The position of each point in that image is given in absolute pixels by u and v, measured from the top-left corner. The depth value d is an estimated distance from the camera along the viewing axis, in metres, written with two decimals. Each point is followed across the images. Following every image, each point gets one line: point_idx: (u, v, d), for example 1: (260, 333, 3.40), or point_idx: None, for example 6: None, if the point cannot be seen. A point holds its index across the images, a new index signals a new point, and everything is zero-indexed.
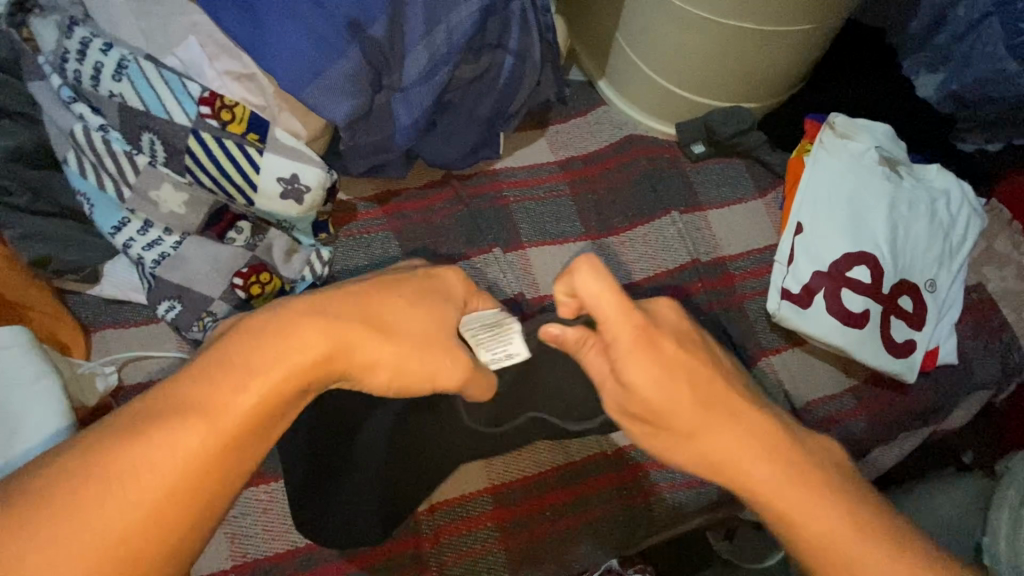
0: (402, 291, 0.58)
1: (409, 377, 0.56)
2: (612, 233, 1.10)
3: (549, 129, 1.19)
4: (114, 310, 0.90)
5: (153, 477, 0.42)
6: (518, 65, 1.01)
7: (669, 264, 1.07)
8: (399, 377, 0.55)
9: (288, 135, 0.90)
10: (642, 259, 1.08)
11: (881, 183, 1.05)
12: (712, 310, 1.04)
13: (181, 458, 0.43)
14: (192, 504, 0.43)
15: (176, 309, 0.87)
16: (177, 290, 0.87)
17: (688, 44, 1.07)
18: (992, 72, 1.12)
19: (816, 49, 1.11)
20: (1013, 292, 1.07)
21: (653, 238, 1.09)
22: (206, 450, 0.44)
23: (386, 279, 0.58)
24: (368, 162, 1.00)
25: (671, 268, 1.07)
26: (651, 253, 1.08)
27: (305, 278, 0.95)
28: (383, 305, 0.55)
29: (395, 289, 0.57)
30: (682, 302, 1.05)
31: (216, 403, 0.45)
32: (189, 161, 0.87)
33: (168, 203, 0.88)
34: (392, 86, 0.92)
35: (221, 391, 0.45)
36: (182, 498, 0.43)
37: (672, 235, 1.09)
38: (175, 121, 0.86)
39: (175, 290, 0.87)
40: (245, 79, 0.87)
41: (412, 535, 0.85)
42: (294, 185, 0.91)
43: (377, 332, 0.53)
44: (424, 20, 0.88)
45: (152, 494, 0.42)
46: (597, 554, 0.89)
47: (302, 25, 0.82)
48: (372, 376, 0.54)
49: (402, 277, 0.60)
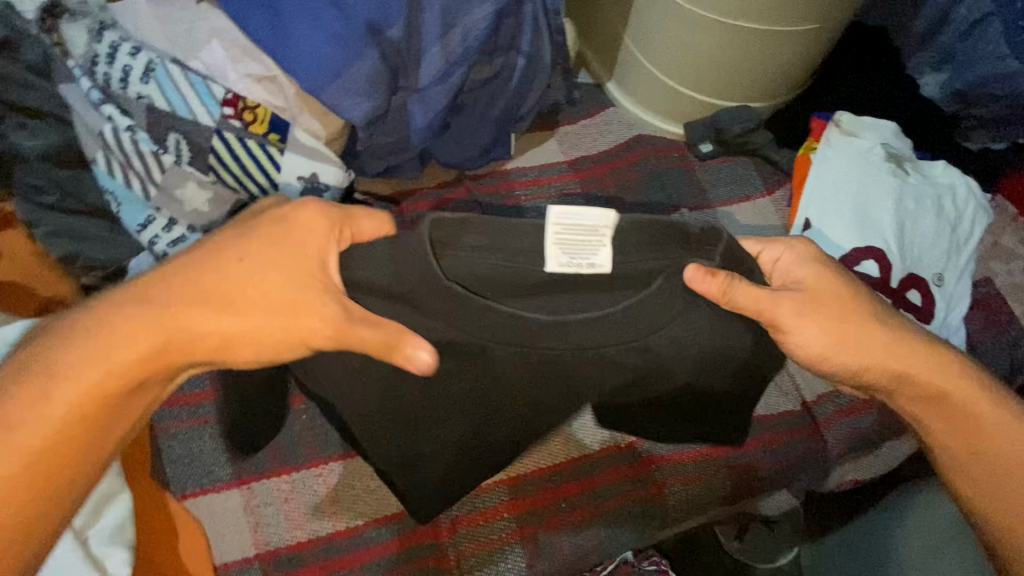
0: (251, 246, 0.59)
1: (280, 338, 0.58)
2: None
3: (559, 129, 1.21)
4: None
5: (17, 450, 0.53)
6: (529, 66, 1.03)
7: None
8: (259, 348, 0.59)
9: (307, 135, 0.92)
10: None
11: (887, 178, 1.06)
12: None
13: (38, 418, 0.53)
14: (47, 476, 0.55)
15: None
16: None
17: (696, 45, 1.09)
18: (993, 70, 1.14)
19: (821, 49, 1.13)
20: (1021, 286, 1.08)
21: None
22: (42, 441, 0.54)
23: (235, 234, 0.60)
24: (383, 161, 1.03)
25: None
26: None
27: None
28: (233, 276, 0.58)
29: (244, 245, 0.59)
30: None
31: (23, 411, 0.53)
32: (213, 160, 0.90)
33: (193, 201, 0.90)
34: (408, 87, 0.94)
35: (36, 394, 0.54)
36: (34, 473, 0.54)
37: None
38: (200, 121, 0.88)
39: None
40: (267, 81, 0.89)
41: (432, 527, 0.86)
42: (313, 184, 0.94)
43: (229, 309, 0.57)
44: (440, 22, 0.90)
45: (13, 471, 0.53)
46: (611, 546, 0.90)
47: (323, 28, 0.85)
48: (240, 351, 0.59)
49: (253, 227, 0.60)
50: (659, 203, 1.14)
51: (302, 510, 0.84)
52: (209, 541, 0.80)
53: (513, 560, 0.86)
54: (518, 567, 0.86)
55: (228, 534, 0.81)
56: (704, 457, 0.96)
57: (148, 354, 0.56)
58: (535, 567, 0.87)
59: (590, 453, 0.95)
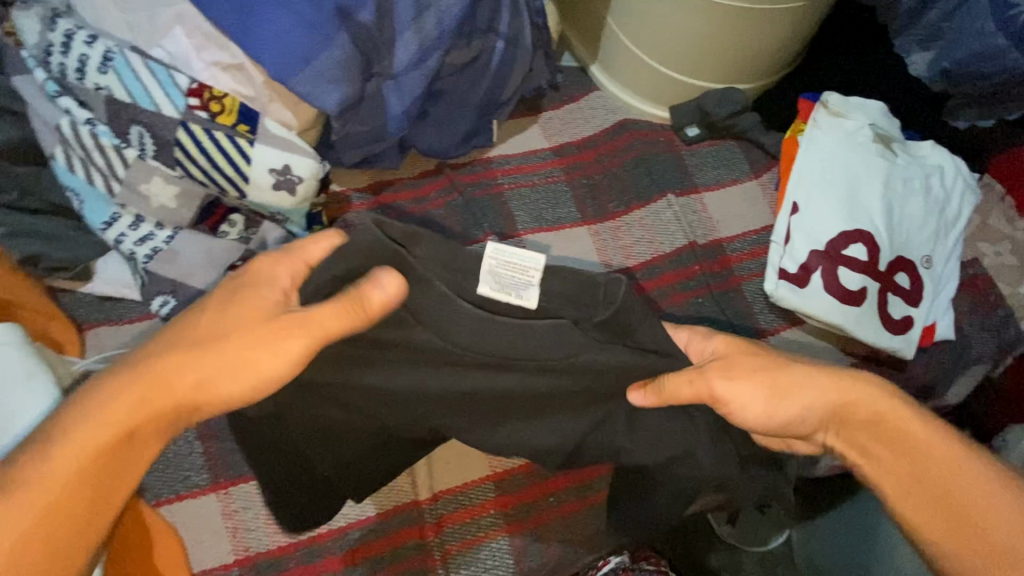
0: (203, 310, 0.58)
1: (272, 373, 0.57)
2: (607, 219, 1.09)
3: (542, 115, 1.18)
4: (108, 308, 0.89)
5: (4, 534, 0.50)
6: (509, 50, 1.00)
7: (666, 248, 1.07)
8: (258, 382, 0.57)
9: (278, 126, 0.89)
10: (638, 244, 1.07)
11: (875, 160, 1.05)
12: (710, 293, 1.04)
13: (35, 484, 0.52)
14: (49, 545, 0.52)
15: (170, 305, 0.86)
16: (171, 284, 0.86)
17: (680, 26, 1.06)
18: (982, 48, 1.11)
19: (808, 28, 1.11)
20: (1008, 266, 1.07)
21: (649, 222, 1.09)
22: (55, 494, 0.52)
23: (189, 308, 0.59)
24: (359, 152, 0.99)
25: (668, 251, 1.07)
26: (648, 237, 1.08)
27: None
28: (201, 334, 0.57)
29: (198, 312, 0.58)
30: (680, 285, 1.05)
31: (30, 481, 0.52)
32: (179, 154, 0.86)
33: (159, 196, 0.87)
34: (383, 73, 0.91)
35: (33, 468, 0.52)
36: (35, 543, 0.51)
37: (668, 218, 1.09)
38: (163, 113, 0.84)
39: (168, 285, 0.86)
40: (233, 69, 0.85)
41: (417, 526, 0.84)
42: (286, 176, 0.90)
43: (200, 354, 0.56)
44: (414, 5, 0.86)
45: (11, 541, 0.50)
46: (601, 539, 0.89)
47: (290, 12, 0.81)
48: (228, 389, 0.57)
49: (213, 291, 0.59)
50: (645, 189, 1.11)
51: (283, 514, 0.82)
52: (186, 548, 0.78)
53: (500, 558, 0.85)
54: (506, 563, 0.85)
55: (206, 541, 0.79)
56: None
57: (136, 417, 0.55)
58: (522, 564, 0.86)
59: None
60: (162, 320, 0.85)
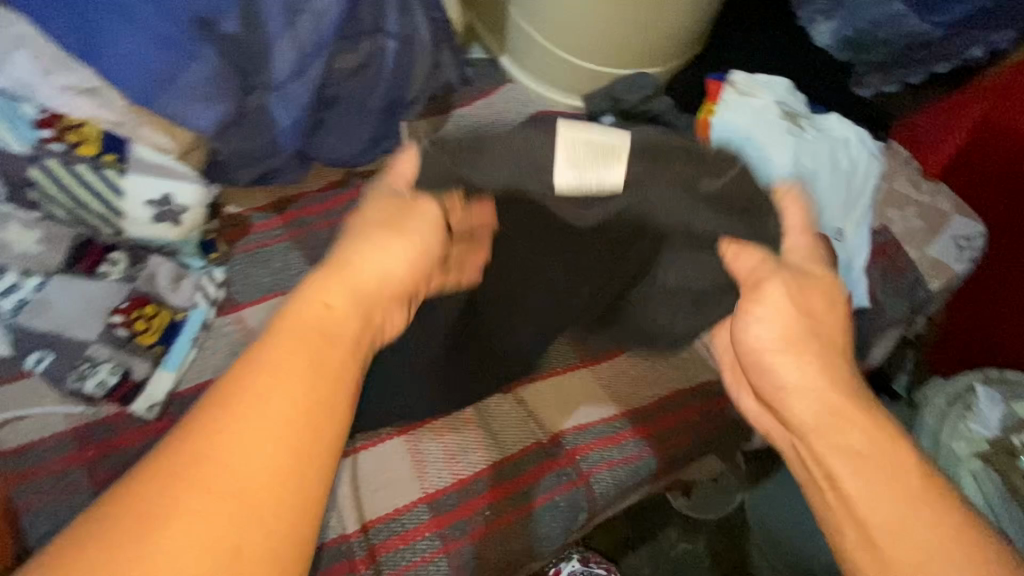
0: (333, 284, 0.56)
1: (347, 340, 0.53)
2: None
3: (454, 115, 1.10)
4: None
5: (218, 519, 0.40)
6: (403, 49, 0.94)
7: None
8: (335, 379, 0.49)
9: (150, 150, 0.82)
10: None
11: (783, 137, 1.06)
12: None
13: (200, 534, 0.39)
14: (294, 524, 0.42)
15: (48, 360, 0.79)
16: (46, 338, 0.79)
17: (579, 13, 1.04)
18: (881, 14, 1.21)
19: (709, 6, 1.10)
20: (913, 231, 1.11)
21: None
22: (281, 463, 0.43)
23: (324, 270, 0.57)
24: (252, 171, 0.92)
25: None
26: None
27: (198, 306, 0.86)
28: (310, 317, 0.52)
29: (332, 286, 0.56)
30: None
31: (218, 457, 0.42)
32: (37, 194, 0.80)
33: (21, 243, 0.80)
34: (264, 86, 0.84)
35: (218, 446, 0.42)
36: (267, 523, 0.41)
37: None
38: (10, 150, 0.77)
39: (43, 339, 0.79)
40: (88, 92, 0.77)
41: (351, 557, 0.83)
42: (166, 207, 0.84)
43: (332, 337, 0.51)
44: (285, 11, 0.80)
45: (229, 501, 0.41)
46: (541, 544, 0.89)
47: (142, 25, 0.73)
48: (347, 385, 0.50)
49: (319, 273, 0.57)
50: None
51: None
52: None
53: None
54: None
55: None
56: (628, 439, 0.95)
57: (293, 421, 0.45)
58: None
59: (511, 455, 0.93)
60: (40, 378, 0.78)
